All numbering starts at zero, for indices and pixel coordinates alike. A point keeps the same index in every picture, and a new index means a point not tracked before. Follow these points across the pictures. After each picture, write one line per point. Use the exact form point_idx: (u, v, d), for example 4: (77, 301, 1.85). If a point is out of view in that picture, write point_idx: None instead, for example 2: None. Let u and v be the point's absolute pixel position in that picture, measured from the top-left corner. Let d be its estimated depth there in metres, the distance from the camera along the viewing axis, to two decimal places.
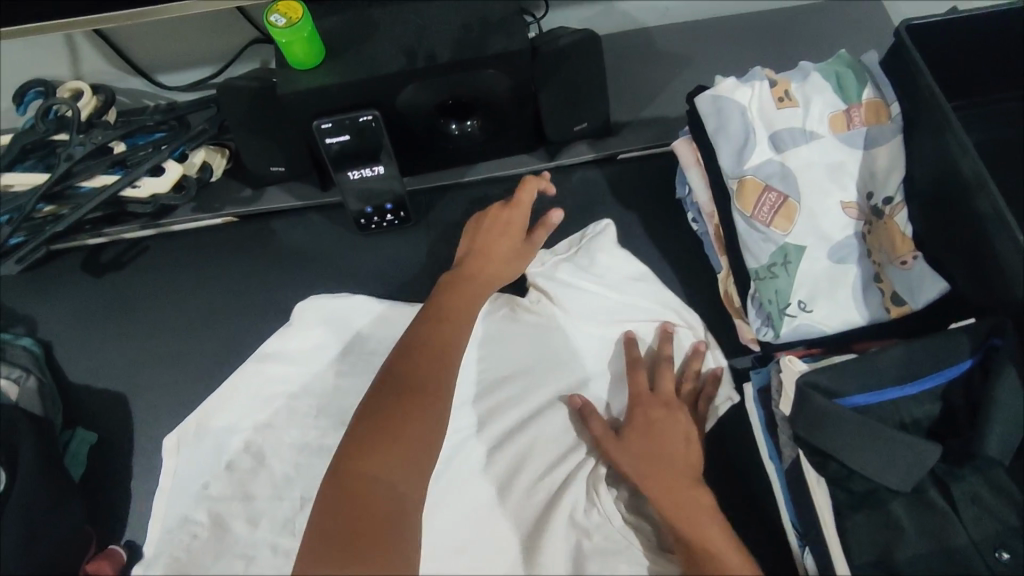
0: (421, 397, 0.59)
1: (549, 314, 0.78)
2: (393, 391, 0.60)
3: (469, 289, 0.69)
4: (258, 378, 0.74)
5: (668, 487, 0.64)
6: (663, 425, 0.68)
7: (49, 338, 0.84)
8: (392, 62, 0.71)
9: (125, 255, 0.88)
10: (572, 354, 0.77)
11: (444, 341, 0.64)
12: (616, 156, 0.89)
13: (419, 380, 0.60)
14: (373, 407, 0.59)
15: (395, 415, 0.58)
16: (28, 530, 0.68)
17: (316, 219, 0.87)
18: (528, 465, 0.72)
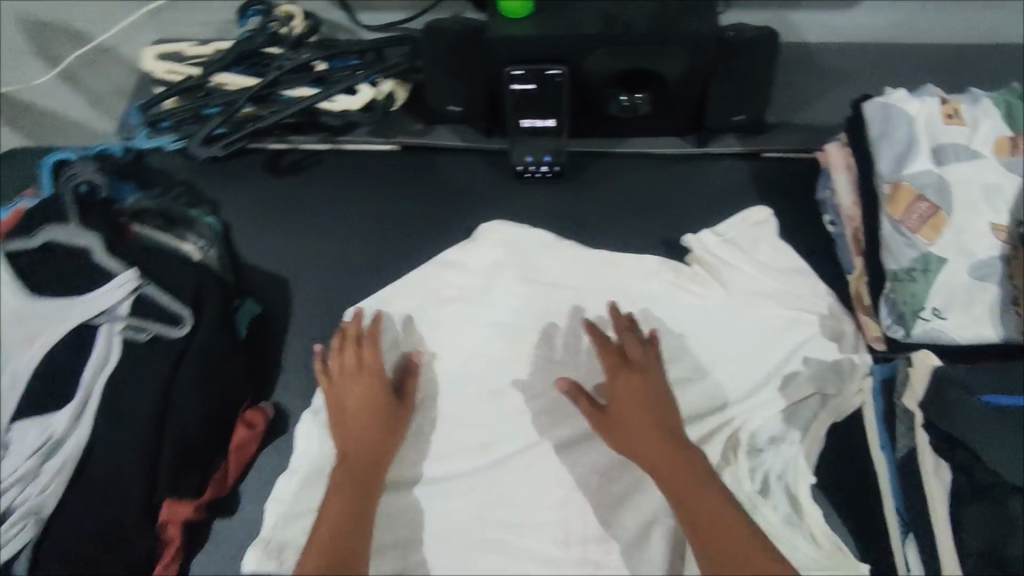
0: (357, 522, 0.70)
1: (709, 288, 0.83)
2: (345, 496, 0.71)
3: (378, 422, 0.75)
4: (433, 284, 0.85)
5: (658, 466, 0.71)
6: (637, 397, 0.73)
7: (229, 221, 0.94)
8: (593, 26, 0.78)
9: (303, 160, 0.97)
10: (725, 327, 0.81)
11: (361, 465, 0.73)
12: (762, 154, 0.94)
13: (354, 495, 0.71)
14: (322, 523, 0.69)
15: (347, 523, 0.69)
16: (200, 375, 0.77)
17: (477, 160, 0.95)
18: (676, 418, 0.78)
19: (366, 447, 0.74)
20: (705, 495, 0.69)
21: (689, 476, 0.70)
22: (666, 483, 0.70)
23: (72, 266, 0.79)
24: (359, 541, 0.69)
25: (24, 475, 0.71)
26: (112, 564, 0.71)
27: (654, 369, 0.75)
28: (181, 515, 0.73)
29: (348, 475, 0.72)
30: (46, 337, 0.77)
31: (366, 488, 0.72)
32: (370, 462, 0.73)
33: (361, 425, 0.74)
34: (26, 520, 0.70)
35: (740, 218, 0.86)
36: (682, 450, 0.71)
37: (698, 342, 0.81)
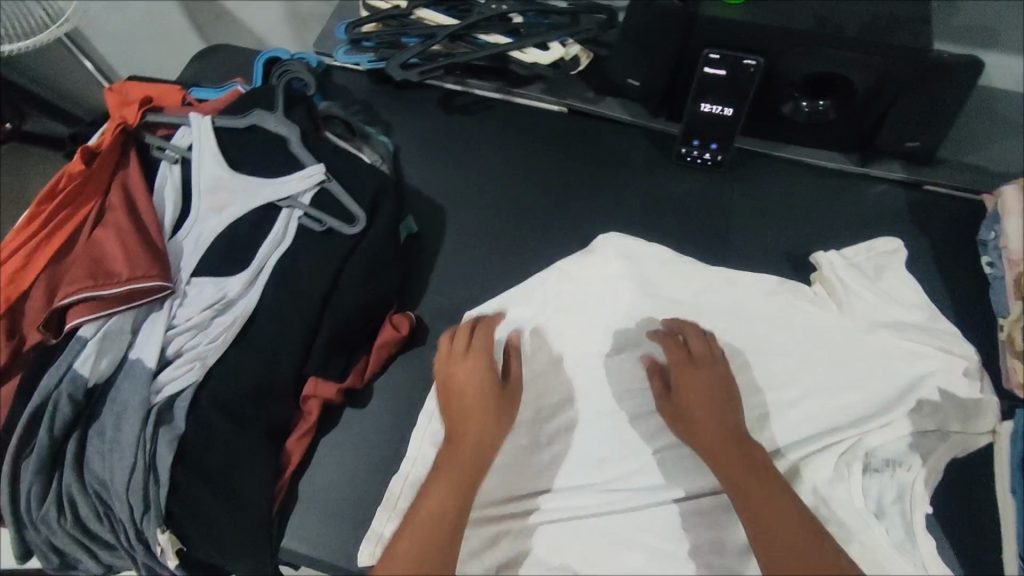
0: (452, 531, 0.63)
1: (830, 309, 0.85)
2: (435, 505, 0.65)
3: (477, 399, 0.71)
4: (555, 277, 0.88)
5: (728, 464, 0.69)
6: (698, 392, 0.74)
7: (398, 144, 1.00)
8: (802, 22, 0.81)
9: (474, 104, 1.04)
10: (849, 342, 0.82)
11: (462, 472, 0.67)
12: (923, 186, 0.94)
13: (451, 503, 0.65)
14: (405, 535, 0.63)
15: (441, 530, 0.63)
16: (365, 272, 0.83)
17: (639, 137, 0.99)
18: (800, 446, 0.77)
19: (473, 440, 0.69)
20: (774, 507, 0.65)
21: (759, 485, 0.66)
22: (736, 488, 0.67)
23: (268, 151, 0.87)
24: (450, 552, 0.62)
25: (198, 322, 0.78)
26: (258, 419, 0.77)
27: (721, 376, 0.75)
28: (323, 393, 0.78)
29: (442, 488, 0.66)
30: (234, 208, 0.85)
31: (461, 497, 0.65)
32: (469, 467, 0.67)
33: (467, 434, 0.69)
34: (193, 362, 0.76)
35: (867, 247, 0.88)
36: (750, 454, 0.69)
37: (823, 358, 0.82)
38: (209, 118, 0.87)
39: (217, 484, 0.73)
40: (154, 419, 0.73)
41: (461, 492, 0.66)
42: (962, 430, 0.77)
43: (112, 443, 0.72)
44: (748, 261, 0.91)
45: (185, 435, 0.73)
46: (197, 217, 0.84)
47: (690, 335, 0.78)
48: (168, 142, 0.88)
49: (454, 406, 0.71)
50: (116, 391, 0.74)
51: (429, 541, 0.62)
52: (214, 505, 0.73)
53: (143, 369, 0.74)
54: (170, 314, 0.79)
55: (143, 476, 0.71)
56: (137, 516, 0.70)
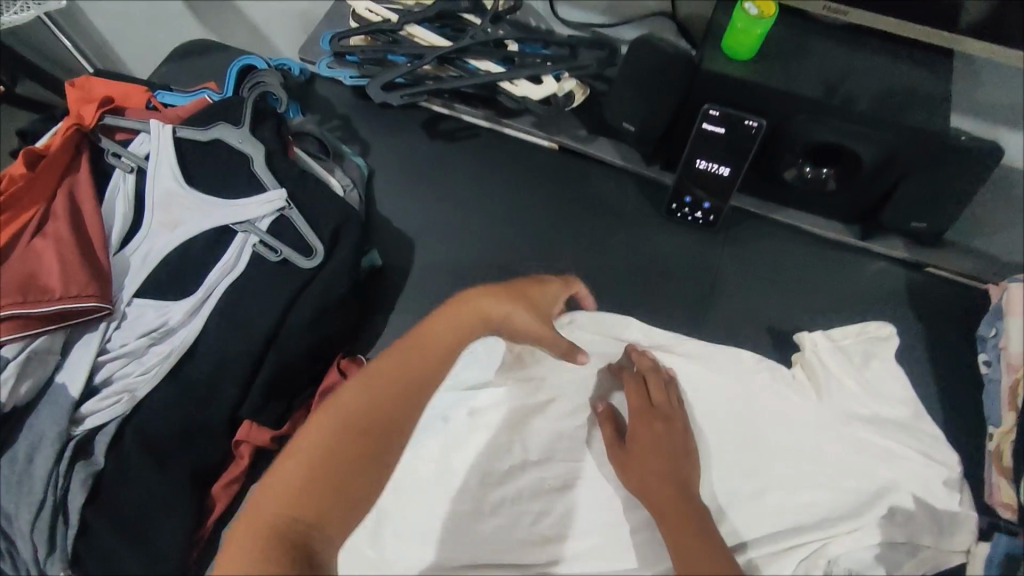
0: (368, 448, 0.55)
1: (810, 395, 0.79)
2: (351, 413, 0.56)
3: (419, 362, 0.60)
4: None
5: (661, 507, 0.67)
6: (656, 437, 0.73)
7: (374, 168, 0.95)
8: (810, 89, 0.75)
9: (460, 131, 0.98)
10: (826, 434, 0.77)
11: (388, 383, 0.58)
12: (925, 268, 0.87)
13: (368, 419, 0.56)
14: (306, 437, 0.55)
15: (352, 444, 0.55)
16: (317, 310, 0.77)
17: (630, 183, 0.94)
18: (758, 541, 0.73)
19: (380, 409, 0.57)
20: (692, 537, 0.63)
21: (693, 525, 0.65)
22: (669, 517, 0.66)
23: (228, 169, 0.81)
24: (318, 532, 0.51)
25: (133, 350, 0.73)
26: (184, 460, 0.72)
27: (677, 423, 0.75)
28: (256, 438, 0.74)
29: (367, 396, 0.57)
30: (186, 227, 0.79)
31: (382, 420, 0.56)
32: (396, 390, 0.58)
33: (402, 352, 0.61)
34: (122, 395, 0.71)
35: (858, 329, 0.81)
36: (688, 498, 0.68)
37: (793, 449, 0.77)
38: (170, 127, 0.81)
39: (128, 529, 0.68)
40: (71, 453, 0.68)
41: (381, 412, 0.57)
42: (943, 547, 0.71)
43: (21, 477, 0.67)
44: (729, 332, 0.85)
45: (103, 473, 0.69)
46: (147, 233, 0.79)
47: (650, 378, 0.77)
48: (124, 148, 0.82)
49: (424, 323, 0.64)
50: (34, 419, 0.70)
51: (336, 447, 0.54)
52: (122, 553, 0.67)
53: (65, 398, 0.70)
54: (104, 337, 0.74)
55: (50, 516, 0.66)
56: (40, 558, 0.66)
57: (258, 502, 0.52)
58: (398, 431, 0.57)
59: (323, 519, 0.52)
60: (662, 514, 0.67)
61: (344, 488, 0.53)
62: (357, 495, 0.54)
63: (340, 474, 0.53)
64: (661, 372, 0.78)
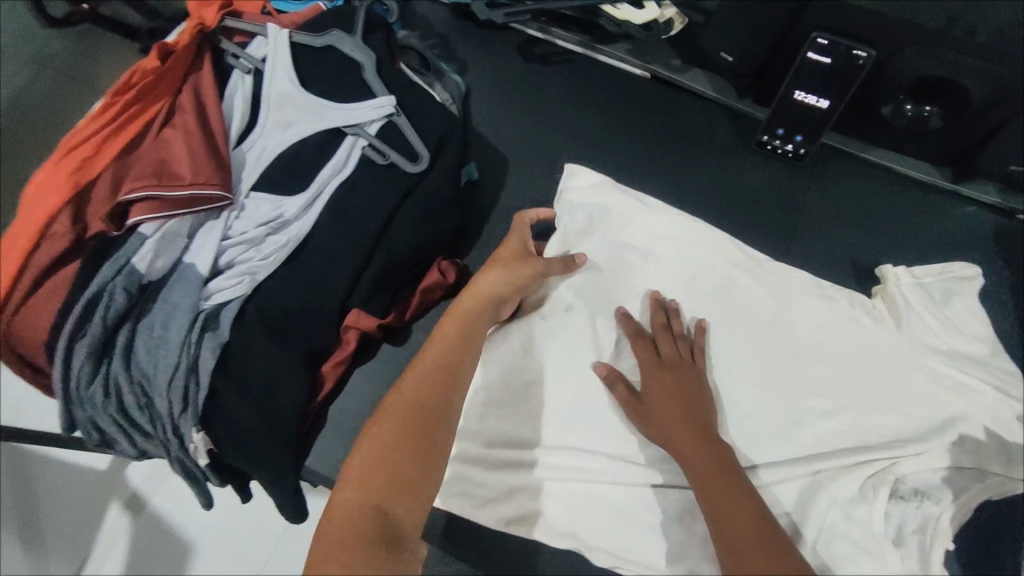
0: (426, 426, 0.62)
1: (891, 326, 0.80)
2: (409, 396, 0.64)
3: (457, 339, 0.70)
4: (618, 239, 0.85)
5: (685, 454, 0.67)
6: (665, 388, 0.73)
7: (470, 87, 0.98)
8: (931, 18, 0.74)
9: (554, 55, 0.99)
10: (905, 363, 0.78)
11: (430, 384, 0.65)
12: (1016, 215, 0.88)
13: (425, 400, 0.64)
14: (381, 419, 0.62)
15: (403, 439, 0.60)
16: (423, 213, 0.82)
17: (721, 114, 0.95)
18: (834, 455, 0.75)
19: (431, 383, 0.65)
20: (723, 484, 0.64)
21: (721, 467, 0.65)
22: (689, 455, 0.67)
23: (339, 73, 0.85)
24: (384, 511, 0.56)
25: (252, 237, 0.78)
26: (298, 341, 0.78)
27: (683, 370, 0.75)
28: (364, 326, 0.80)
29: (417, 391, 0.64)
30: (301, 127, 0.84)
31: (427, 409, 0.63)
32: (444, 375, 0.66)
33: (443, 349, 0.69)
34: (243, 276, 0.77)
35: (941, 269, 0.82)
36: (710, 439, 0.68)
37: (869, 375, 0.78)
38: (286, 32, 0.84)
39: (250, 394, 0.75)
40: (200, 325, 0.75)
41: (433, 402, 0.64)
42: (1010, 475, 0.73)
43: (159, 342, 0.74)
44: (811, 264, 0.87)
45: (228, 345, 0.75)
46: (264, 131, 0.84)
47: (660, 330, 0.78)
48: (243, 50, 0.86)
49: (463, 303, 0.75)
50: (168, 293, 0.76)
51: (403, 427, 0.61)
52: (247, 413, 0.74)
53: (195, 275, 0.76)
54: (226, 225, 0.80)
55: (185, 378, 0.73)
56: (177, 412, 0.73)
57: (348, 470, 0.58)
58: (446, 423, 0.63)
59: (390, 502, 0.56)
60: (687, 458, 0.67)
61: (406, 474, 0.58)
62: (423, 465, 0.59)
63: (404, 443, 0.60)
64: (666, 326, 0.78)
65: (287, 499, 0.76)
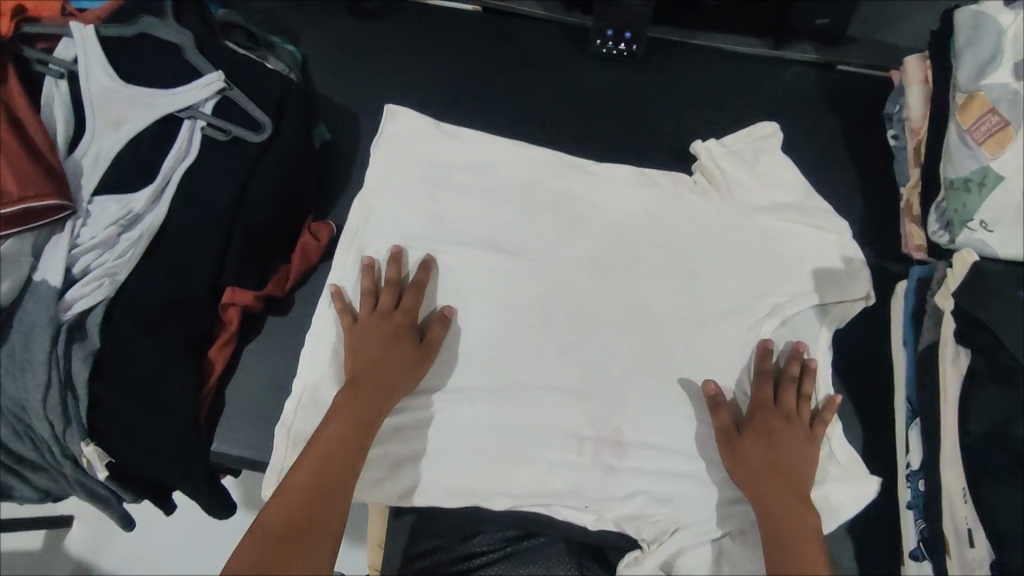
0: (326, 500, 0.64)
1: (744, 185, 0.84)
2: (316, 466, 0.66)
3: (376, 407, 0.70)
4: (474, 166, 0.86)
5: (775, 510, 0.66)
6: (786, 449, 0.69)
7: (307, 53, 0.97)
8: None
9: (384, 7, 0.99)
10: (760, 217, 0.83)
11: (326, 462, 0.66)
12: (835, 66, 0.95)
13: (332, 472, 0.66)
14: (284, 497, 0.64)
15: (301, 528, 0.62)
16: (278, 181, 0.81)
17: (555, 30, 0.98)
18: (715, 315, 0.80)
19: (333, 447, 0.67)
20: (810, 544, 0.64)
21: (811, 533, 0.65)
22: (780, 514, 0.66)
23: (160, 59, 0.83)
24: None
25: (104, 239, 0.76)
26: (176, 330, 0.76)
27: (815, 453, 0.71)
28: (241, 300, 0.78)
29: (314, 471, 0.65)
30: (133, 122, 0.81)
31: (324, 488, 0.64)
32: (347, 441, 0.68)
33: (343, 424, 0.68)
34: (102, 279, 0.74)
35: (745, 133, 0.86)
36: (807, 509, 0.67)
37: (733, 235, 0.83)
38: (91, 28, 0.81)
39: (136, 395, 0.73)
40: (65, 336, 0.72)
41: (328, 484, 0.65)
42: (855, 295, 0.80)
43: (24, 364, 0.71)
44: (666, 151, 0.91)
45: (100, 351, 0.73)
46: (94, 134, 0.80)
47: (787, 382, 0.73)
48: (49, 55, 0.82)
49: (357, 344, 0.73)
50: (24, 314, 0.73)
51: (304, 507, 0.63)
52: (138, 414, 0.73)
53: (48, 289, 0.72)
54: (73, 234, 0.76)
55: (59, 395, 0.70)
56: (58, 430, 0.70)
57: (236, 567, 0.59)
58: (346, 490, 0.66)
59: None
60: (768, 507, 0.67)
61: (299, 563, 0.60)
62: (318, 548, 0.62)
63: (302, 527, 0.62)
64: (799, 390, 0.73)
65: (203, 489, 0.75)
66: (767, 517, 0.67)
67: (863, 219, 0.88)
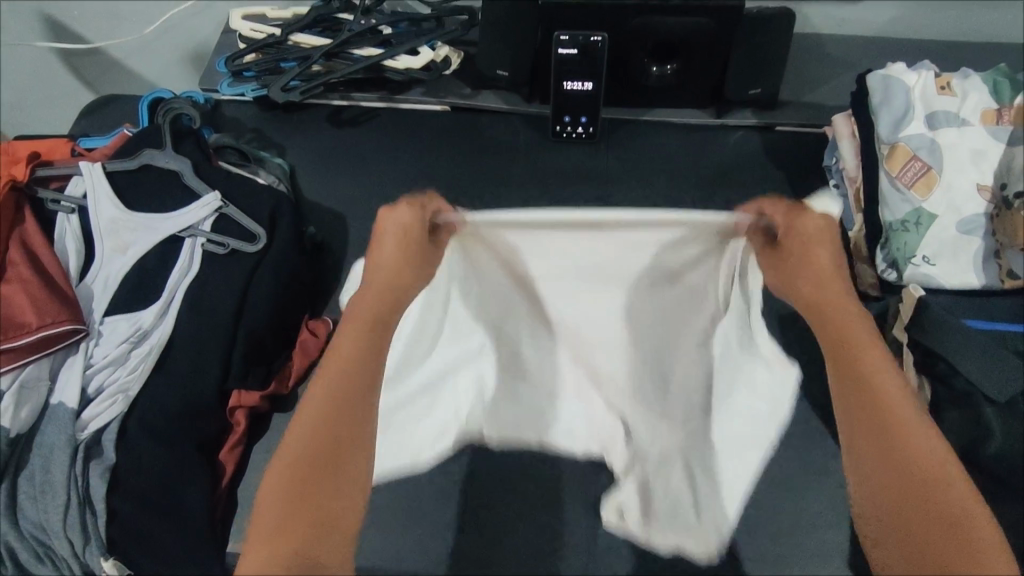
0: (345, 414, 0.58)
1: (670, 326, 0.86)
2: (331, 391, 0.59)
3: (377, 331, 0.64)
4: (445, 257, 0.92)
5: (847, 378, 0.61)
6: (815, 251, 0.65)
7: (294, 164, 1.05)
8: None
9: (361, 116, 1.09)
10: None
11: (344, 376, 0.60)
12: (775, 127, 1.04)
13: (345, 389, 0.59)
14: (298, 427, 0.57)
15: (328, 447, 0.57)
16: (276, 286, 0.88)
17: (518, 121, 1.07)
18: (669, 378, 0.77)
19: (346, 372, 0.60)
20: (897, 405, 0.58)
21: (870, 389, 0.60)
22: (845, 397, 0.61)
23: (160, 187, 0.90)
24: (296, 552, 0.51)
25: (116, 357, 0.80)
26: (186, 438, 0.80)
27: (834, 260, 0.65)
28: (248, 402, 0.84)
29: (335, 381, 0.60)
30: (137, 245, 0.87)
31: (353, 385, 0.60)
32: (356, 367, 0.61)
33: (343, 365, 0.61)
34: (116, 396, 0.79)
35: None
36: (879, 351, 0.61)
37: None
38: (98, 164, 0.89)
39: (151, 504, 0.77)
40: (82, 455, 0.76)
41: (348, 385, 0.60)
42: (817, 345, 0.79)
43: (43, 488, 0.74)
44: None
45: (117, 466, 0.77)
46: (103, 261, 0.86)
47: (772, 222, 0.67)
48: (61, 193, 0.89)
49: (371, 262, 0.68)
50: (42, 437, 0.76)
51: (324, 436, 0.57)
52: (154, 524, 0.77)
53: (65, 411, 0.77)
54: (87, 354, 0.81)
55: (79, 510, 0.74)
56: (80, 548, 0.73)
57: (256, 521, 0.53)
58: (368, 397, 0.60)
59: (317, 538, 0.53)
60: (845, 394, 0.61)
61: (325, 493, 0.55)
62: (341, 458, 0.57)
63: (328, 450, 0.57)
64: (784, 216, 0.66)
65: None
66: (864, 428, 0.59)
67: None
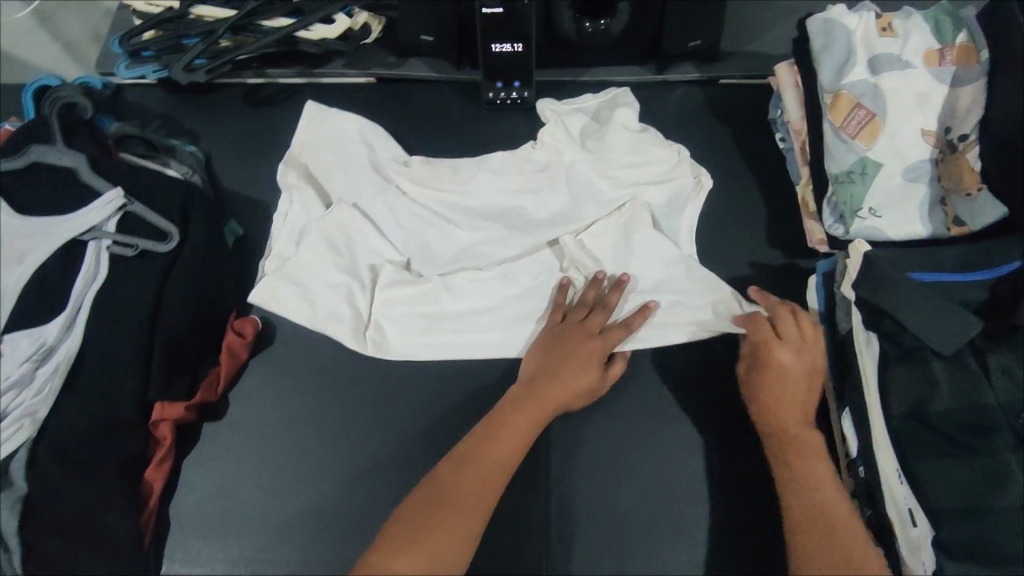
0: (481, 475, 0.70)
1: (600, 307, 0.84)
2: (467, 464, 0.70)
3: (533, 409, 0.74)
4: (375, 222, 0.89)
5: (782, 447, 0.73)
6: (785, 371, 0.73)
7: (209, 152, 0.97)
8: None
9: (279, 94, 1.01)
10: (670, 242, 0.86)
11: (486, 443, 0.72)
12: (719, 80, 0.99)
13: (519, 453, 0.72)
14: (419, 494, 0.69)
15: (450, 502, 0.68)
16: (193, 287, 0.82)
17: (448, 89, 1.00)
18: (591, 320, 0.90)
19: (497, 438, 0.72)
20: (818, 469, 0.70)
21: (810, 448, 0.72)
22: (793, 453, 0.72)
23: (53, 187, 0.79)
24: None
25: (17, 379, 0.72)
26: (106, 459, 0.75)
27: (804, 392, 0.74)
28: (172, 415, 0.78)
29: (485, 441, 0.72)
30: (37, 253, 0.75)
31: (487, 448, 0.72)
32: (509, 444, 0.72)
33: (503, 443, 0.72)
34: (21, 421, 0.71)
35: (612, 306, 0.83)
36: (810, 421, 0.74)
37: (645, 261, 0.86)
38: None
39: (74, 530, 0.73)
40: None
41: (491, 452, 0.71)
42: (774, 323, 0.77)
43: None
44: None
45: (30, 497, 0.70)
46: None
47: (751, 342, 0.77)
48: None
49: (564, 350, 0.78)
50: None
51: (458, 489, 0.69)
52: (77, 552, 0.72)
53: None
54: None
55: None
56: None
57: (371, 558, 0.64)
58: (506, 467, 0.71)
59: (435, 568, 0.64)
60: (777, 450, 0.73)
61: (451, 540, 0.66)
62: (475, 505, 0.68)
63: (461, 490, 0.69)
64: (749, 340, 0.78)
65: None
66: (785, 467, 0.72)
67: (767, 221, 0.92)
